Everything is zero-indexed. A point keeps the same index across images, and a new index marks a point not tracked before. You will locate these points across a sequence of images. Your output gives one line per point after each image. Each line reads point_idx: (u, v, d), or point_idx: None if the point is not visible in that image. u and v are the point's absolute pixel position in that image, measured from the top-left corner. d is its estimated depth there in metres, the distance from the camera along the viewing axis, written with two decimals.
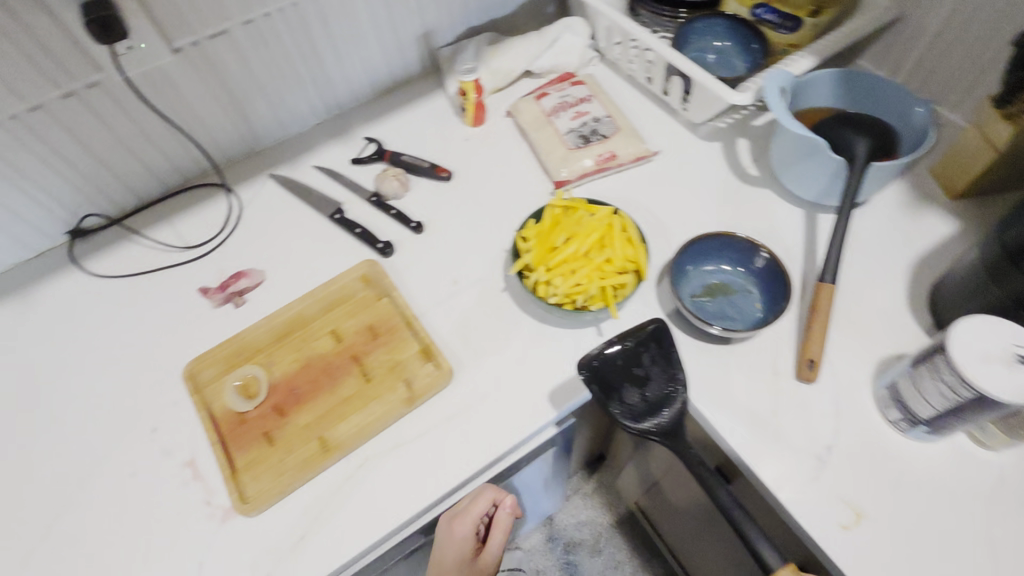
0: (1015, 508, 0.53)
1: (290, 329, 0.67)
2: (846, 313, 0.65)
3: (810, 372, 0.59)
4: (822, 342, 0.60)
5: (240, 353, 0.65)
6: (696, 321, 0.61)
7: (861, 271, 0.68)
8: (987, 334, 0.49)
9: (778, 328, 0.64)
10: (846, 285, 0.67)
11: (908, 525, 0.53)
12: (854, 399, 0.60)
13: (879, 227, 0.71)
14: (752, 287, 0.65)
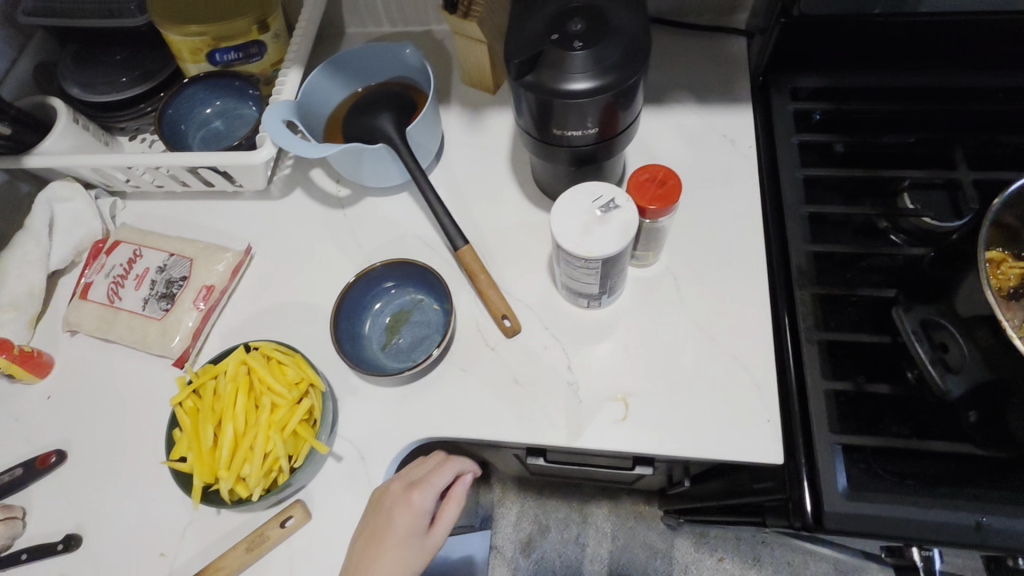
0: (692, 285, 0.62)
1: (393, 544, 0.52)
2: (497, 246, 0.66)
3: (509, 325, 0.60)
4: (498, 293, 0.61)
5: (415, 529, 0.53)
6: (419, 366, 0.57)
7: (481, 202, 0.69)
8: (574, 204, 0.52)
9: (465, 307, 0.63)
10: (478, 221, 0.68)
11: (666, 371, 0.58)
12: (557, 311, 0.62)
13: (464, 153, 0.73)
14: (382, 284, 0.63)
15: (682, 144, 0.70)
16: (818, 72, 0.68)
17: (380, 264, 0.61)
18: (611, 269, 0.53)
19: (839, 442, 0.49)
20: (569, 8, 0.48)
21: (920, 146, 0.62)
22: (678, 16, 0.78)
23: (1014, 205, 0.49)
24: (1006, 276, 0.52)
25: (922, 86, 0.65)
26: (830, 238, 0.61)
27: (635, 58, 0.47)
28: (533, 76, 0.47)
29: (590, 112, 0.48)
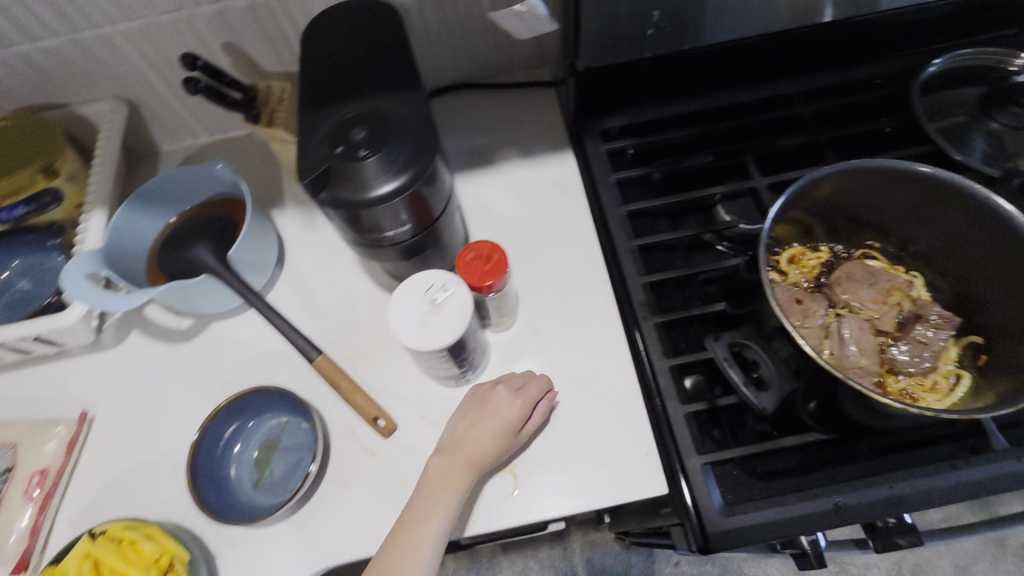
0: (553, 339, 0.64)
1: (471, 452, 0.54)
2: (359, 344, 0.64)
3: (383, 426, 0.58)
4: (366, 396, 0.59)
5: (511, 424, 0.55)
6: (302, 489, 0.54)
7: (333, 301, 0.67)
8: (407, 297, 0.52)
9: (336, 417, 0.60)
10: (334, 322, 0.66)
11: (547, 429, 0.59)
12: (430, 397, 0.61)
13: (307, 254, 0.70)
14: (237, 422, 0.59)
15: (518, 201, 0.73)
16: (620, 112, 0.73)
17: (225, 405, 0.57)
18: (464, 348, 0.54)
19: (707, 462, 0.52)
20: (351, 119, 0.49)
21: (719, 162, 0.69)
22: (489, 77, 0.82)
23: (792, 210, 0.54)
24: (805, 267, 0.58)
25: (708, 108, 0.72)
26: (663, 263, 0.66)
27: (423, 151, 0.48)
28: (326, 192, 0.47)
29: (398, 211, 0.49)
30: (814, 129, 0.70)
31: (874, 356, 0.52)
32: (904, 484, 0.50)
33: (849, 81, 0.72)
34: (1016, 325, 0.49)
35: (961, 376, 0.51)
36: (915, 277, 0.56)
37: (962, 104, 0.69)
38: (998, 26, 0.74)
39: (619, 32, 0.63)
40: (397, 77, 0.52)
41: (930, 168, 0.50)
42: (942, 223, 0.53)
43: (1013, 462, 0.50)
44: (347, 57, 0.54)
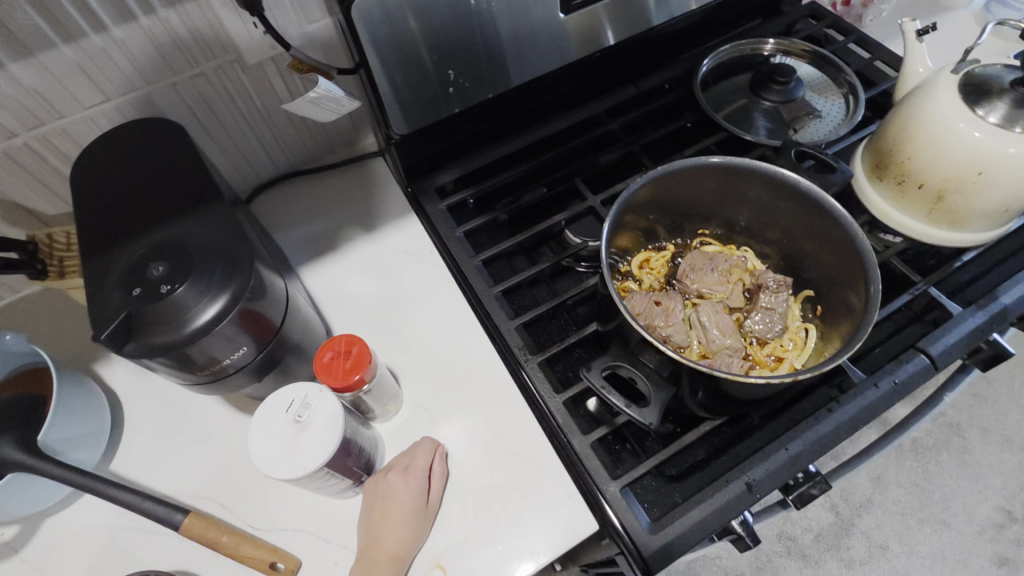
0: (446, 409, 0.61)
1: (390, 551, 0.51)
2: (234, 486, 0.57)
3: (281, 568, 0.51)
4: (253, 542, 0.52)
5: (417, 504, 0.53)
6: None
7: (192, 446, 0.59)
8: (266, 424, 0.47)
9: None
10: (201, 473, 0.57)
11: (464, 505, 0.56)
12: (332, 517, 0.55)
13: (149, 403, 0.61)
14: None
15: (373, 278, 0.70)
16: (449, 166, 0.74)
17: None
18: (353, 443, 0.50)
19: (623, 485, 0.52)
20: (146, 253, 0.44)
21: (553, 191, 0.72)
22: (312, 161, 0.79)
23: (625, 222, 0.57)
24: (655, 268, 0.61)
25: (530, 143, 0.75)
26: (531, 300, 0.66)
27: (237, 263, 0.44)
28: (133, 342, 0.42)
29: (230, 335, 0.44)
30: (627, 140, 0.75)
31: (735, 333, 0.56)
32: (795, 441, 0.53)
33: (643, 90, 0.79)
34: (834, 273, 0.55)
35: (809, 328, 0.56)
36: (746, 251, 0.62)
37: (735, 92, 0.78)
38: (744, 20, 0.86)
39: (418, 94, 0.64)
40: (190, 195, 0.48)
41: (723, 158, 0.55)
42: (751, 199, 0.58)
43: (871, 389, 0.55)
44: (129, 185, 0.49)
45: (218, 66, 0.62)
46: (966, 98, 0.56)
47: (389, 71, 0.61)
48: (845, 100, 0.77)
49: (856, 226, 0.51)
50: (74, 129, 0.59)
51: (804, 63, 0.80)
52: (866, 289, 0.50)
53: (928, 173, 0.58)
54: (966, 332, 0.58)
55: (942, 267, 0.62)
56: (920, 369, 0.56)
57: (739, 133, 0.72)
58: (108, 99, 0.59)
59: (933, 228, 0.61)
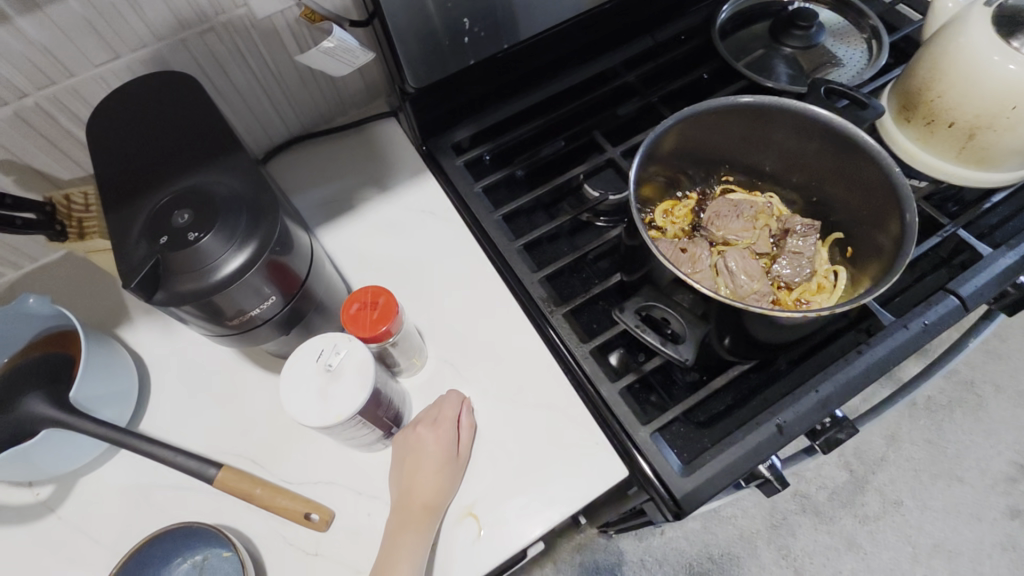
0: (471, 363, 0.61)
1: (425, 499, 0.51)
2: (263, 443, 0.57)
3: (316, 519, 0.51)
4: (287, 494, 0.52)
5: (448, 454, 0.53)
6: None
7: (220, 406, 0.59)
8: (297, 375, 0.46)
9: (261, 530, 0.53)
10: (231, 431, 0.58)
11: (492, 456, 0.56)
12: (362, 470, 0.55)
13: (174, 365, 0.62)
14: None
15: (391, 238, 0.69)
16: (464, 122, 0.72)
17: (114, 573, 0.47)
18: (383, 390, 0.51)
19: (653, 430, 0.52)
20: (170, 202, 0.44)
21: (571, 145, 0.71)
22: (324, 122, 0.78)
23: (650, 168, 0.56)
24: (679, 216, 0.60)
25: (546, 97, 0.74)
26: (551, 255, 0.65)
27: (262, 213, 0.44)
28: (162, 291, 0.41)
29: (259, 285, 0.44)
30: (645, 91, 0.73)
31: (763, 278, 0.55)
32: (825, 384, 0.53)
33: (660, 40, 0.76)
34: (864, 213, 0.53)
35: (837, 271, 0.56)
36: (772, 197, 0.60)
37: (755, 39, 0.76)
38: None
39: (434, 46, 0.63)
40: (210, 146, 0.47)
41: (750, 98, 0.53)
42: (777, 142, 0.56)
43: (901, 331, 0.54)
44: (147, 138, 0.48)
45: (228, 20, 0.61)
46: (999, 30, 0.54)
47: (405, 22, 0.59)
48: (867, 45, 0.75)
49: (890, 163, 0.50)
50: (85, 88, 0.58)
51: (824, 8, 0.78)
52: (899, 226, 0.49)
53: (959, 111, 0.57)
54: (998, 272, 0.57)
55: (970, 209, 0.61)
56: (950, 309, 0.55)
57: (761, 81, 0.70)
58: (118, 56, 0.57)
59: (961, 169, 0.60)
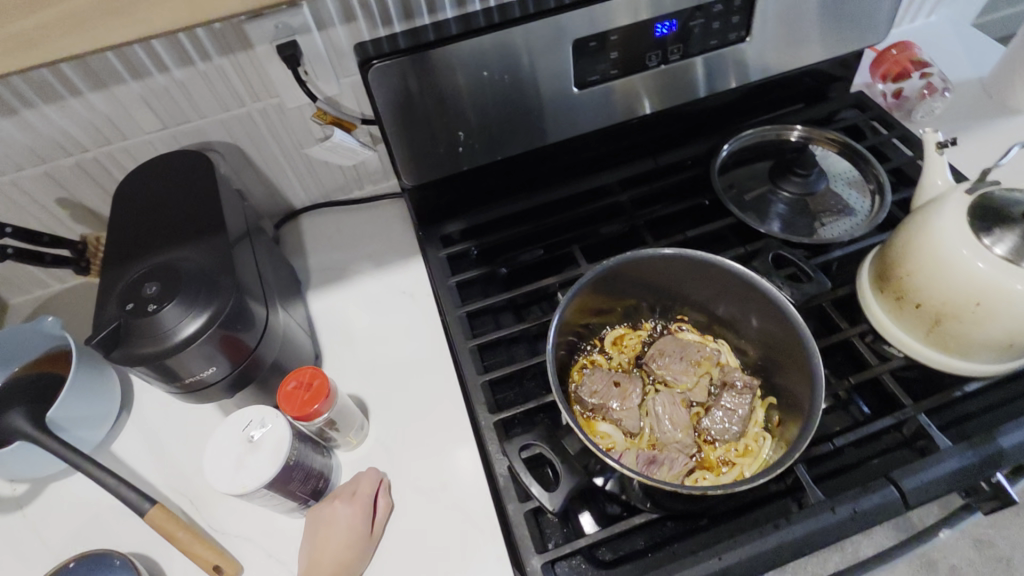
0: (407, 450, 0.63)
1: (331, 571, 0.53)
2: (203, 486, 0.62)
3: (223, 572, 0.55)
4: (203, 542, 0.56)
5: (362, 530, 0.56)
6: None
7: (180, 442, 0.65)
8: (224, 438, 0.52)
9: (177, 570, 0.57)
10: (181, 468, 0.64)
11: (399, 546, 0.58)
12: (280, 532, 0.59)
13: (155, 396, 0.69)
14: None
15: (371, 312, 0.74)
16: (459, 217, 0.78)
17: None
18: (306, 456, 0.55)
19: (547, 560, 0.52)
20: (142, 276, 0.51)
21: (551, 254, 0.74)
22: (343, 194, 0.86)
23: (593, 298, 0.58)
24: (626, 346, 0.62)
25: (540, 204, 0.78)
26: (506, 357, 0.68)
27: (217, 292, 0.50)
28: (118, 351, 0.48)
29: (205, 353, 0.50)
30: (633, 212, 0.76)
31: (689, 429, 0.55)
32: (731, 552, 0.51)
33: (661, 165, 0.81)
34: (795, 383, 0.53)
35: (769, 437, 0.54)
36: (721, 344, 0.61)
37: (754, 177, 0.77)
38: (783, 104, 0.85)
39: (430, 151, 0.69)
40: (201, 223, 0.55)
41: (695, 250, 0.55)
42: (726, 293, 0.58)
43: (827, 513, 0.52)
44: (158, 209, 0.57)
45: (263, 107, 0.70)
46: (975, 221, 0.52)
47: (407, 130, 0.66)
48: (872, 197, 0.74)
49: (814, 342, 0.50)
50: (135, 149, 0.69)
51: (833, 152, 0.79)
52: (812, 407, 0.48)
53: (925, 294, 0.56)
54: (948, 471, 0.54)
55: (940, 394, 0.58)
56: (886, 502, 0.52)
57: (748, 222, 0.71)
58: (165, 127, 0.68)
59: (930, 351, 0.58)
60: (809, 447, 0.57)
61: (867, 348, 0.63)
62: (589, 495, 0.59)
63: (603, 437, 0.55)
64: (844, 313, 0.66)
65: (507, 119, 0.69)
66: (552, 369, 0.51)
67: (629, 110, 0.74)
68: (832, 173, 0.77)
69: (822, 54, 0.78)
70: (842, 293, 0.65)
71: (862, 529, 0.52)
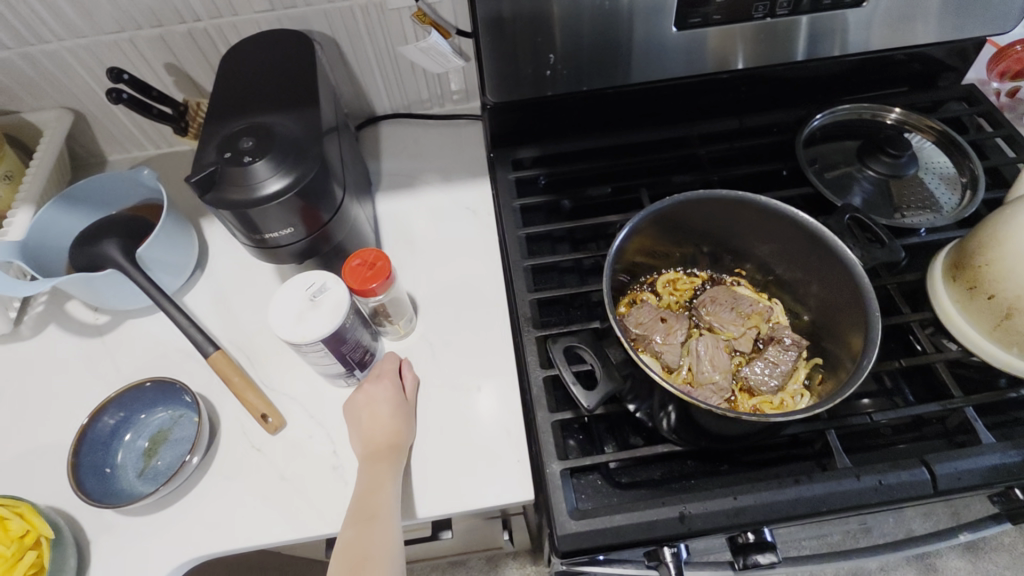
0: (449, 351, 0.66)
1: (389, 440, 0.56)
2: (260, 346, 0.67)
3: (270, 421, 0.60)
4: (255, 392, 0.61)
5: (401, 399, 0.60)
6: (179, 474, 0.56)
7: (244, 304, 0.70)
8: (287, 297, 0.56)
9: (229, 413, 0.63)
10: (243, 327, 0.69)
11: (427, 432, 0.61)
12: (322, 398, 0.64)
13: (226, 261, 0.74)
14: (126, 416, 0.60)
15: (433, 220, 0.77)
16: (533, 145, 0.79)
17: (114, 395, 0.59)
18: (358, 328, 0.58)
19: (566, 468, 0.55)
20: (241, 130, 0.55)
21: (617, 195, 0.74)
22: (423, 108, 0.88)
23: (653, 234, 0.58)
24: (677, 289, 0.63)
25: (611, 146, 0.78)
26: (556, 283, 0.70)
27: (304, 158, 0.54)
28: (212, 193, 0.53)
29: (285, 214, 0.53)
30: (708, 168, 0.75)
31: (727, 373, 0.56)
32: (746, 496, 0.52)
33: (745, 126, 0.79)
34: (846, 348, 0.53)
35: (807, 396, 0.54)
36: (775, 303, 0.61)
37: (840, 153, 0.75)
38: (887, 85, 0.81)
39: (518, 71, 0.69)
40: (298, 96, 0.58)
41: (769, 199, 0.54)
42: (791, 251, 0.57)
43: (851, 479, 0.52)
44: (260, 77, 0.60)
45: (366, 3, 0.72)
46: None
47: (500, 45, 0.66)
48: (962, 193, 0.71)
49: (876, 307, 0.49)
50: (242, 26, 0.72)
51: (929, 141, 0.75)
52: (860, 369, 0.48)
53: (1001, 285, 0.54)
54: (984, 465, 0.53)
55: (994, 392, 0.56)
56: (914, 481, 0.52)
57: (825, 193, 0.69)
58: (274, 9, 0.71)
59: (992, 346, 0.57)
60: (844, 416, 0.56)
61: (925, 339, 0.61)
62: (615, 423, 0.60)
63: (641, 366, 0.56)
64: (907, 301, 0.64)
65: (602, 50, 0.69)
66: (608, 289, 0.52)
67: (723, 63, 0.72)
68: (925, 162, 0.73)
69: (929, 38, 0.73)
70: (910, 279, 0.64)
71: (883, 502, 0.52)
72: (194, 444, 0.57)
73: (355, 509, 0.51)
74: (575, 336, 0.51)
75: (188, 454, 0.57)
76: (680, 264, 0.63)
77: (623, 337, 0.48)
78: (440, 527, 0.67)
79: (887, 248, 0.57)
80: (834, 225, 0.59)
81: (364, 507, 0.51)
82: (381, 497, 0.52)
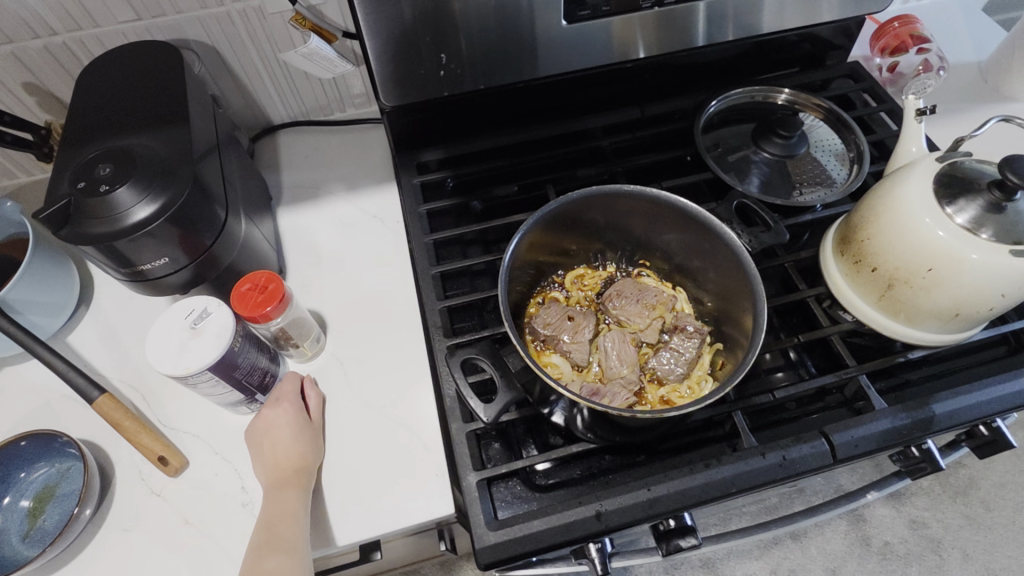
0: (361, 368, 0.64)
1: (295, 465, 0.54)
2: (156, 383, 0.63)
3: (168, 463, 0.56)
4: (150, 434, 0.57)
5: (304, 421, 0.57)
6: (65, 535, 0.52)
7: (136, 339, 0.66)
8: (165, 328, 0.52)
9: (124, 458, 0.58)
10: (135, 365, 0.64)
11: (342, 455, 0.59)
12: (226, 432, 0.60)
13: (114, 294, 0.69)
14: (4, 475, 0.55)
15: (339, 232, 0.74)
16: (438, 146, 0.77)
17: None
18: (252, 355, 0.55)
19: (483, 479, 0.54)
20: (98, 156, 0.50)
21: (524, 192, 0.74)
22: (323, 114, 0.84)
23: (552, 234, 0.57)
24: (585, 285, 0.63)
25: (516, 142, 0.77)
26: (469, 288, 0.68)
27: (173, 180, 0.50)
28: (68, 229, 0.48)
29: (158, 242, 0.49)
30: (613, 160, 0.76)
31: (634, 366, 0.56)
32: (659, 485, 0.53)
33: (646, 115, 0.80)
34: (741, 331, 0.54)
35: (710, 380, 0.55)
36: (679, 292, 0.62)
37: (737, 137, 0.76)
38: (780, 66, 0.84)
39: (410, 73, 0.67)
40: (163, 113, 0.54)
41: (659, 191, 0.54)
42: (687, 240, 0.58)
43: (757, 458, 0.54)
44: (120, 96, 0.55)
45: (242, 8, 0.67)
46: (941, 190, 0.53)
47: (387, 48, 0.63)
48: (850, 167, 0.73)
49: (763, 292, 0.50)
50: (106, 39, 0.67)
51: (817, 118, 0.78)
52: (750, 353, 0.49)
53: (881, 258, 0.56)
54: (877, 430, 0.55)
55: (885, 359, 0.59)
56: (815, 453, 0.54)
57: (723, 177, 0.70)
58: (139, 19, 0.65)
59: (879, 316, 0.59)
60: (750, 397, 0.58)
61: (822, 311, 0.64)
62: (534, 425, 0.60)
63: (551, 367, 0.56)
64: (805, 277, 0.66)
65: (495, 47, 0.67)
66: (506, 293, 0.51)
67: (618, 54, 0.72)
68: (816, 139, 0.76)
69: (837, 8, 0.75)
70: (805, 256, 0.66)
71: (788, 476, 0.54)
72: (81, 499, 0.53)
73: (260, 542, 0.48)
74: (474, 348, 0.50)
75: (75, 512, 0.52)
76: (585, 260, 0.63)
77: (520, 345, 0.48)
78: (369, 549, 0.65)
79: (772, 231, 0.59)
80: (724, 213, 0.61)
81: (269, 538, 0.48)
82: (289, 526, 0.50)
